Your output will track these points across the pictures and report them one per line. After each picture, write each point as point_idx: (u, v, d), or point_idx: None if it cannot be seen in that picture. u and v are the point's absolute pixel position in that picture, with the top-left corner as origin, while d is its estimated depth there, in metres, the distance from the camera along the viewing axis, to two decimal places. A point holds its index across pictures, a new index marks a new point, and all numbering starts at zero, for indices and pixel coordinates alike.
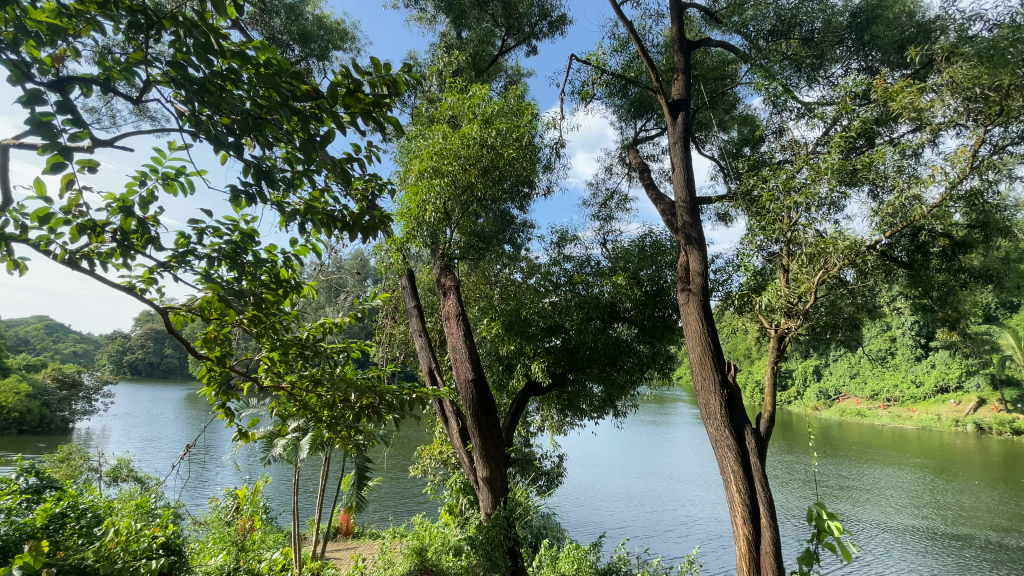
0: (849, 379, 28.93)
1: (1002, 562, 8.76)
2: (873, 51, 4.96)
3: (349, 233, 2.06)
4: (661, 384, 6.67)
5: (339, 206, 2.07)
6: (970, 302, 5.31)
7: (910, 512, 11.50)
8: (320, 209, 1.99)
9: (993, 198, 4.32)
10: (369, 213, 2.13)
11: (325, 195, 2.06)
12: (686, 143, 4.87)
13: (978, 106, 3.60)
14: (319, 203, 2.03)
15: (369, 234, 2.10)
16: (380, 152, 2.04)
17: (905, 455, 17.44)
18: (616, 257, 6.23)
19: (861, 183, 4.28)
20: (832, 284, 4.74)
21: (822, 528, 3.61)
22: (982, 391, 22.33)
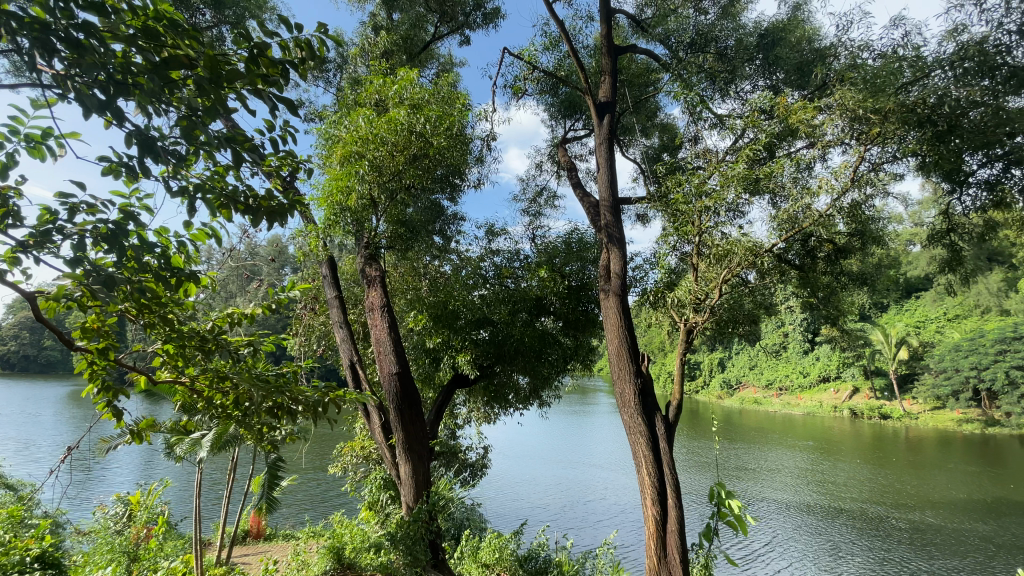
0: (749, 370, 31.77)
1: (869, 531, 9.99)
2: (778, 71, 5.31)
3: (252, 217, 1.82)
4: (583, 375, 6.86)
5: (243, 188, 1.84)
6: (849, 302, 5.93)
7: (797, 489, 12.82)
8: (219, 189, 1.76)
9: (870, 211, 4.78)
10: (278, 196, 1.90)
11: (229, 172, 1.84)
12: (611, 145, 5.00)
13: (862, 127, 4.00)
14: (221, 182, 1.80)
15: (276, 219, 1.86)
16: (294, 130, 1.85)
17: (793, 438, 19.48)
18: (545, 251, 6.30)
19: (763, 192, 4.59)
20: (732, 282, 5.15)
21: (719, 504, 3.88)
22: (856, 380, 25.47)
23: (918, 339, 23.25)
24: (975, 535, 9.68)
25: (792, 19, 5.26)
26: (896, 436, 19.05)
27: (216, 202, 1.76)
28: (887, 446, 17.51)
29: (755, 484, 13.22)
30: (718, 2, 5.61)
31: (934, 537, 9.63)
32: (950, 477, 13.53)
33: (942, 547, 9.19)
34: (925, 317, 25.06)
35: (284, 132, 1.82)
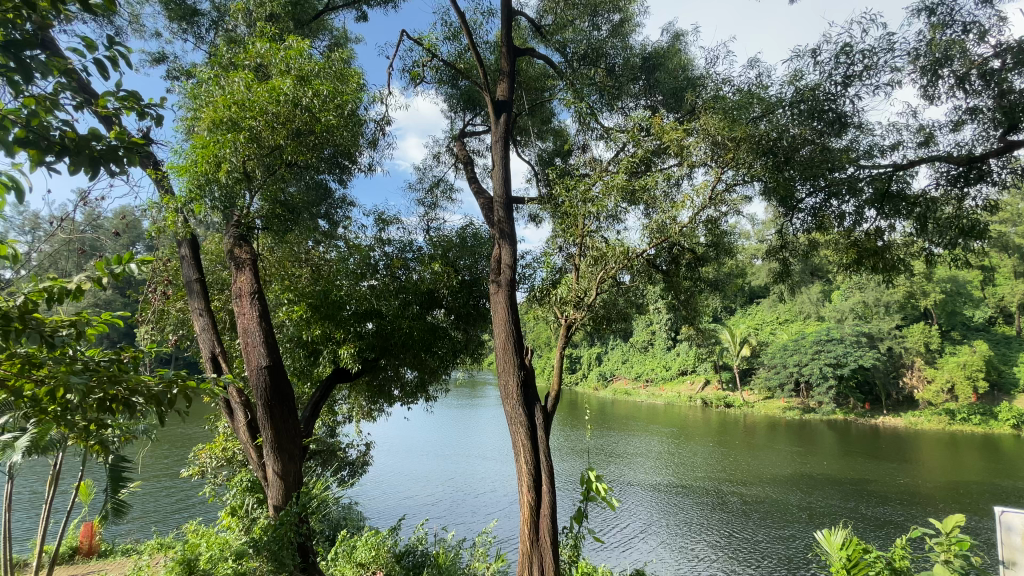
0: (622, 364, 34.66)
1: (712, 506, 11.43)
2: (657, 92, 5.81)
3: (68, 161, 1.55)
4: (471, 368, 6.91)
5: (57, 127, 1.57)
6: (705, 305, 6.70)
7: (657, 471, 14.24)
8: (23, 125, 1.49)
9: (726, 226, 5.46)
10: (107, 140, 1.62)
11: (43, 106, 1.56)
12: (506, 144, 5.08)
13: (719, 151, 4.50)
14: (30, 116, 1.53)
15: (101, 166, 1.58)
16: (126, 55, 1.63)
17: (655, 425, 21.64)
18: (438, 244, 6.23)
19: (639, 202, 5.01)
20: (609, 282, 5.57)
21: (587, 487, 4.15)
22: (707, 373, 29.07)
23: (756, 338, 27.19)
24: (791, 503, 11.52)
25: (671, 48, 5.79)
26: (736, 422, 22.09)
27: (15, 140, 1.48)
28: (729, 430, 20.24)
29: (623, 468, 14.42)
30: (611, 20, 5.98)
31: (762, 507, 11.28)
32: (775, 456, 16.01)
33: (767, 515, 10.80)
34: (763, 321, 29.35)
35: (112, 57, 1.66)
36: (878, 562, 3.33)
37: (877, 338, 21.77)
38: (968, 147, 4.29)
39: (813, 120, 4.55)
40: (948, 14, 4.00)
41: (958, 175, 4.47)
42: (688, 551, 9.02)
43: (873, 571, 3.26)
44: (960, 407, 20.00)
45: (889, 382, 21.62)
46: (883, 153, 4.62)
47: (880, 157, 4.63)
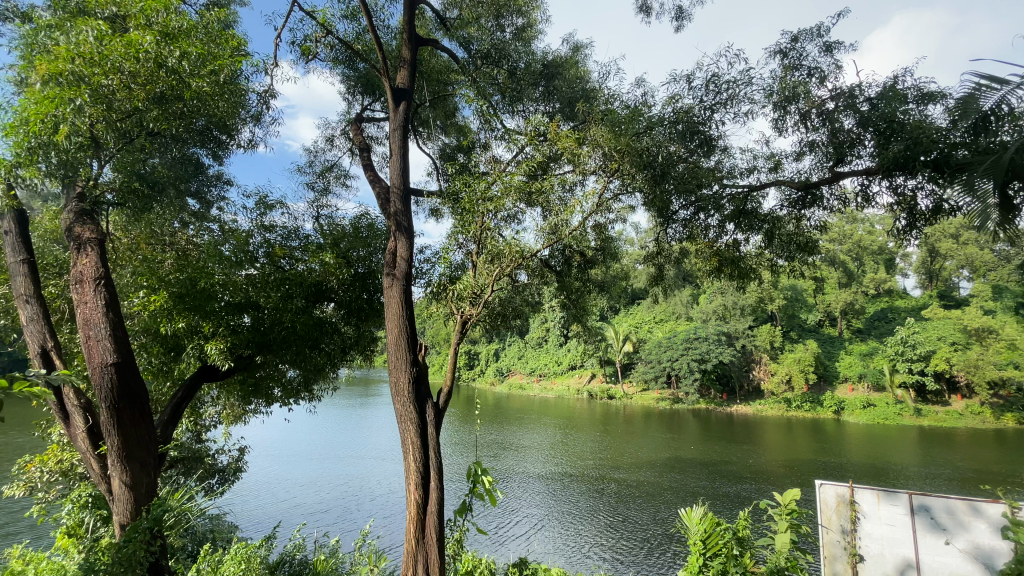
0: (517, 360, 35.69)
1: (596, 492, 12.16)
2: (555, 99, 6.03)
3: None
4: (362, 365, 6.63)
5: None
6: (594, 305, 7.14)
7: (546, 462, 14.80)
8: None
9: (612, 232, 5.86)
10: None
11: None
12: (405, 134, 4.93)
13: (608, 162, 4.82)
14: None
15: None
16: None
17: (546, 417, 22.59)
18: (328, 233, 5.89)
19: (535, 203, 5.17)
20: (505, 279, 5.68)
21: (476, 483, 4.18)
22: (594, 367, 31.00)
23: (637, 336, 29.61)
24: (662, 485, 12.70)
25: (569, 58, 6.05)
26: (619, 413, 23.84)
27: None
28: (612, 420, 21.79)
29: (514, 461, 14.81)
30: (515, 23, 6.09)
31: (637, 490, 12.29)
32: (650, 442, 17.52)
33: (641, 497, 11.80)
34: (643, 320, 32.02)
35: None
36: (727, 531, 3.76)
37: (734, 337, 24.92)
38: (806, 175, 5.05)
39: (689, 140, 5.04)
40: (797, 59, 4.66)
41: (799, 198, 5.20)
42: (571, 537, 9.53)
43: (722, 540, 3.67)
44: (795, 396, 23.56)
45: (742, 375, 24.80)
46: (743, 175, 5.27)
47: (739, 178, 5.28)
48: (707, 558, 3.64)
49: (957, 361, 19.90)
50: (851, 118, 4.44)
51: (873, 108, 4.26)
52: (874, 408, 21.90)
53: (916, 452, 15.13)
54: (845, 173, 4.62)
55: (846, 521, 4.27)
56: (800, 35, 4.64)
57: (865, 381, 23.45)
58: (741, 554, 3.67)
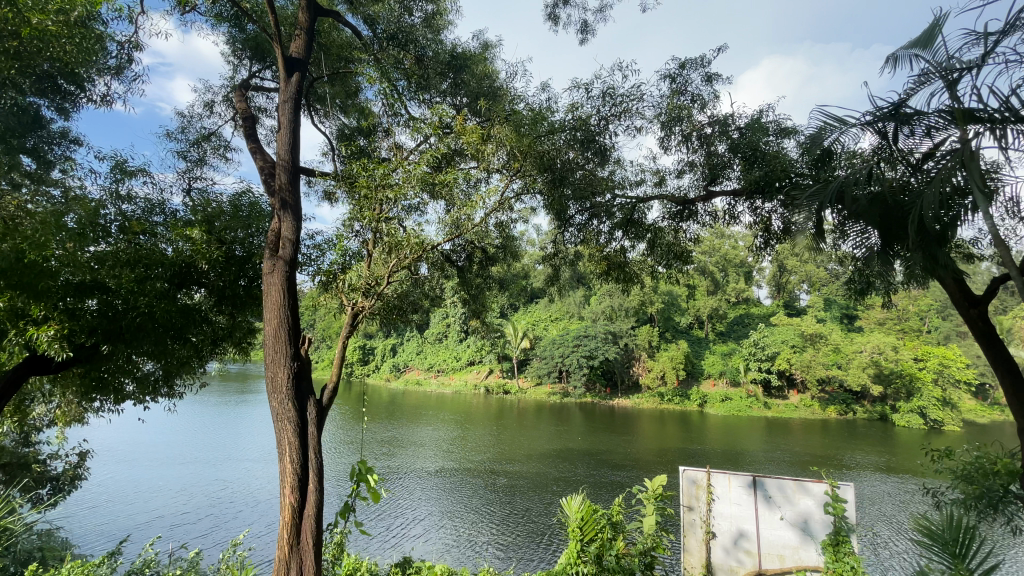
0: (415, 356, 35.04)
1: (486, 486, 12.34)
2: (462, 93, 5.98)
3: None
4: (238, 357, 6.04)
5: None
6: (492, 302, 7.25)
7: (438, 458, 14.69)
8: None
9: (512, 231, 5.97)
10: None
11: None
12: (297, 108, 4.56)
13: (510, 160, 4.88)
14: None
15: None
16: None
17: (442, 413, 22.45)
18: (203, 210, 5.27)
19: (438, 196, 5.08)
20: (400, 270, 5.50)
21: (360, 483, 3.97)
22: (492, 363, 31.45)
23: (534, 333, 30.61)
24: (550, 476, 13.25)
25: (478, 54, 6.04)
26: (513, 407, 24.45)
27: None
28: (506, 414, 22.31)
29: (405, 458, 14.50)
30: (424, 9, 5.92)
31: (527, 482, 12.68)
32: (541, 435, 18.20)
33: (531, 488, 12.20)
34: (539, 318, 33.11)
35: None
36: (602, 517, 3.98)
37: (619, 335, 26.62)
38: (685, 192, 5.57)
39: (586, 148, 5.29)
40: (683, 84, 5.11)
41: (678, 212, 5.71)
42: (460, 532, 9.56)
43: (598, 526, 3.87)
44: (668, 390, 25.97)
45: (624, 371, 26.74)
46: (632, 186, 5.67)
47: (629, 189, 5.67)
48: (584, 544, 3.82)
49: (796, 362, 22.97)
50: (723, 144, 4.98)
51: (741, 136, 4.81)
52: (731, 401, 24.95)
53: (761, 440, 17.49)
54: (717, 193, 5.17)
55: (701, 502, 4.78)
56: (687, 63, 5.10)
57: (725, 377, 26.57)
58: (614, 537, 3.93)
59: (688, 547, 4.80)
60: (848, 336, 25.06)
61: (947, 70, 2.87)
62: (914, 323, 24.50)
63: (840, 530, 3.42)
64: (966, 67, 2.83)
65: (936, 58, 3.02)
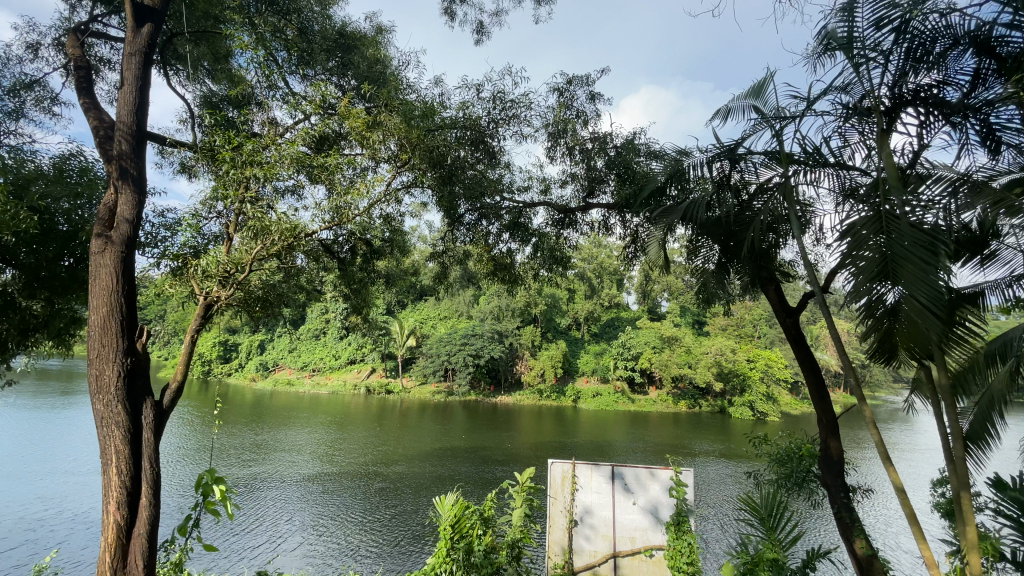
0: (286, 353, 32.45)
1: (362, 489, 11.83)
2: (350, 75, 5.64)
3: None
4: (58, 349, 5.08)
5: None
6: (374, 297, 6.98)
7: (310, 463, 13.75)
8: None
9: (397, 225, 5.80)
10: None
11: None
12: (147, 64, 3.93)
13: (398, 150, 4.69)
14: None
15: None
16: None
17: (316, 414, 21.06)
18: (14, 171, 4.33)
19: (318, 180, 4.74)
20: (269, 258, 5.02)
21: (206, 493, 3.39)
22: (374, 362, 30.38)
23: (419, 332, 30.18)
24: (430, 476, 13.10)
25: (370, 37, 5.77)
26: (394, 406, 23.79)
27: None
28: (387, 414, 21.59)
29: (273, 464, 13.36)
30: None
31: (404, 483, 12.38)
32: (424, 434, 17.95)
33: (408, 489, 11.94)
34: (426, 316, 32.65)
35: None
36: (474, 513, 3.99)
37: (504, 335, 27.25)
38: (567, 202, 5.87)
39: (476, 148, 5.32)
40: (570, 99, 5.39)
41: (560, 219, 5.99)
42: (331, 539, 9.06)
43: (470, 522, 3.88)
44: (546, 388, 27.22)
45: (507, 370, 27.42)
46: (520, 191, 5.84)
47: (516, 193, 5.83)
48: (454, 541, 3.79)
49: (655, 360, 26.12)
50: (602, 160, 5.35)
51: (618, 154, 5.21)
52: (601, 397, 26.98)
53: (626, 432, 19.12)
54: (594, 204, 5.53)
55: (567, 492, 5.07)
56: (574, 80, 5.38)
57: (597, 375, 28.60)
58: (484, 532, 3.97)
59: (553, 535, 5.04)
60: (699, 340, 28.44)
61: (776, 117, 3.37)
62: (748, 329, 28.67)
63: (681, 511, 3.84)
64: (788, 117, 3.35)
65: (768, 106, 3.53)
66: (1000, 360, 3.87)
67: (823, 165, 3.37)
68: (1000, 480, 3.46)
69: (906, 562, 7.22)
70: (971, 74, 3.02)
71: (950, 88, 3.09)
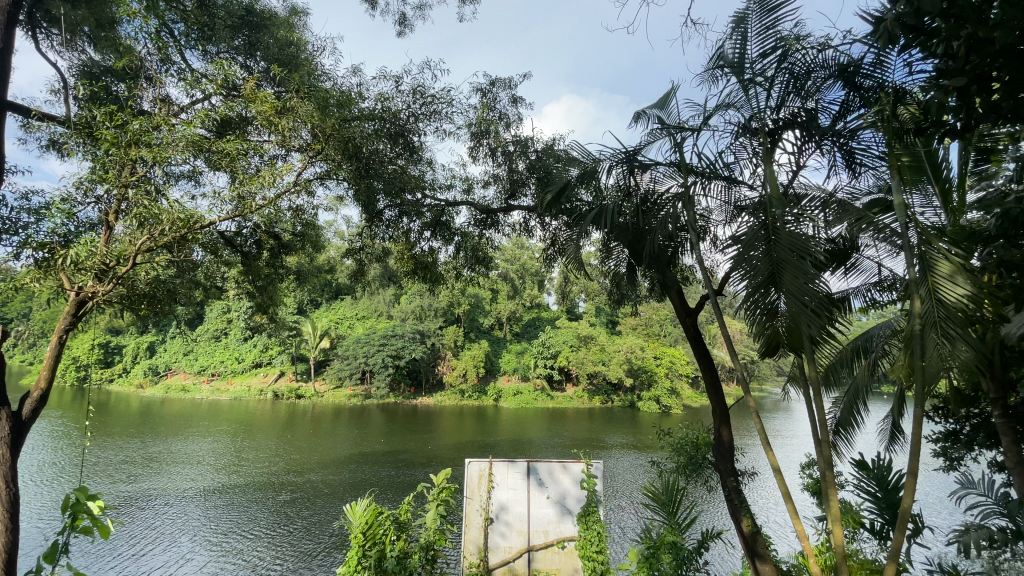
0: (182, 356, 29.59)
1: (269, 501, 11.05)
2: (259, 56, 5.24)
3: None
4: None
5: None
6: (284, 295, 6.57)
7: (210, 475, 12.62)
8: None
9: (309, 219, 5.52)
10: None
11: None
12: (8, 22, 3.38)
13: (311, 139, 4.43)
14: None
15: None
16: None
17: (217, 422, 19.38)
18: None
19: (219, 167, 4.36)
20: (160, 249, 4.56)
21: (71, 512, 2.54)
22: (283, 365, 28.63)
23: (334, 332, 28.83)
24: (345, 482, 12.56)
25: (282, 17, 5.41)
26: (306, 412, 22.51)
27: None
28: (298, 420, 20.36)
29: (165, 479, 12.11)
30: None
31: (314, 492, 11.71)
32: (338, 440, 17.14)
33: (319, 498, 11.31)
34: (341, 315, 31.26)
35: None
36: (387, 519, 3.88)
37: (426, 335, 26.79)
38: (489, 202, 5.90)
39: (396, 143, 5.17)
40: (492, 100, 5.43)
41: (483, 220, 6.00)
42: (233, 556, 8.38)
43: (383, 528, 3.76)
44: (467, 388, 27.15)
45: (428, 371, 26.99)
46: (442, 189, 5.78)
47: (438, 191, 5.76)
48: (366, 548, 3.65)
49: (573, 359, 27.02)
50: (523, 163, 5.44)
51: (538, 158, 5.33)
52: (521, 395, 27.51)
53: (545, 429, 19.60)
54: (515, 206, 5.62)
55: (483, 490, 5.12)
56: (497, 81, 5.43)
57: (517, 374, 29.09)
58: (398, 537, 3.87)
59: (468, 535, 5.05)
60: (613, 339, 29.84)
61: (677, 129, 3.62)
62: (656, 329, 30.60)
63: (591, 502, 4.01)
64: (688, 129, 3.62)
65: (670, 118, 3.79)
66: (862, 354, 4.44)
67: (718, 177, 3.67)
68: (858, 459, 3.97)
69: (780, 535, 8.13)
70: (840, 103, 3.42)
71: (823, 114, 3.48)
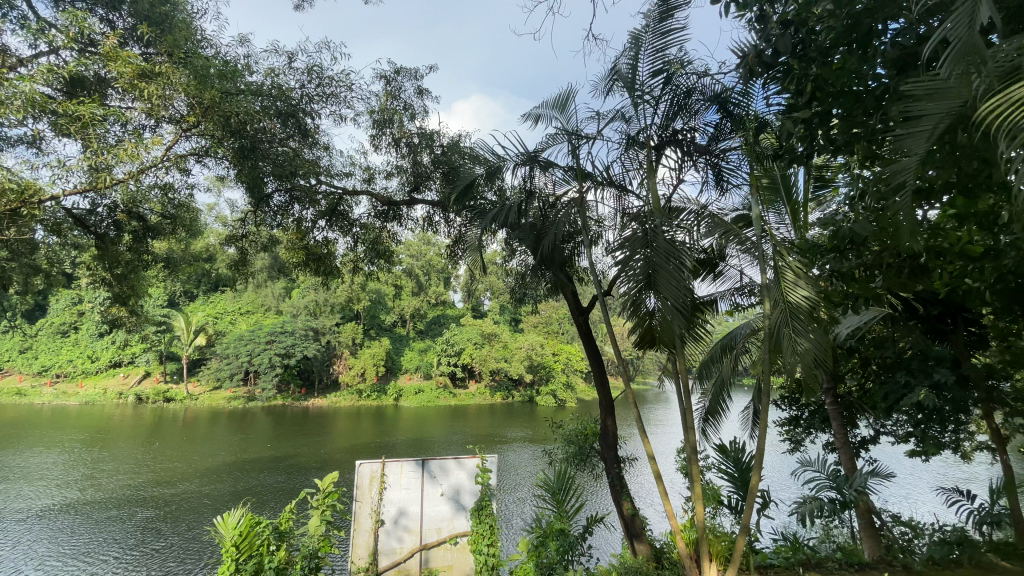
0: (15, 355, 25.04)
1: (132, 517, 9.76)
2: (124, 10, 4.57)
3: None
4: None
5: None
6: (148, 284, 5.83)
7: (54, 492, 10.80)
8: None
9: (183, 200, 4.95)
10: None
11: None
12: None
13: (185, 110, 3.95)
14: None
15: None
16: None
17: (63, 431, 16.64)
18: None
19: (67, 133, 3.74)
20: None
21: None
22: (149, 365, 25.37)
23: (213, 328, 26.10)
24: (227, 491, 11.47)
25: None
26: (177, 416, 20.14)
27: None
28: (167, 427, 18.14)
29: None
30: None
31: (189, 504, 10.56)
32: (217, 447, 15.55)
33: (193, 511, 10.20)
34: (223, 309, 28.37)
35: None
36: (265, 529, 3.60)
37: (321, 332, 25.29)
38: (391, 194, 5.71)
39: (287, 123, 4.79)
40: (396, 89, 5.26)
41: (384, 212, 5.80)
42: None
43: (259, 539, 3.49)
44: (365, 388, 26.10)
45: (323, 369, 25.53)
46: (339, 177, 5.49)
47: (336, 179, 5.46)
48: (240, 563, 3.36)
49: (476, 356, 27.24)
50: (428, 156, 5.34)
51: (443, 153, 5.26)
52: (422, 394, 27.13)
53: (446, 427, 19.48)
54: (418, 200, 5.49)
55: (374, 492, 4.94)
56: (402, 70, 5.27)
57: (419, 372, 28.61)
58: (278, 547, 3.61)
59: (358, 540, 4.85)
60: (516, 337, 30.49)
61: (575, 135, 3.78)
62: (556, 327, 31.77)
63: (484, 496, 4.04)
64: (585, 136, 3.79)
65: (569, 123, 3.94)
66: (728, 351, 4.97)
67: (610, 184, 3.90)
68: (721, 443, 4.43)
69: (658, 516, 8.87)
70: (714, 126, 3.79)
71: (700, 134, 3.83)
